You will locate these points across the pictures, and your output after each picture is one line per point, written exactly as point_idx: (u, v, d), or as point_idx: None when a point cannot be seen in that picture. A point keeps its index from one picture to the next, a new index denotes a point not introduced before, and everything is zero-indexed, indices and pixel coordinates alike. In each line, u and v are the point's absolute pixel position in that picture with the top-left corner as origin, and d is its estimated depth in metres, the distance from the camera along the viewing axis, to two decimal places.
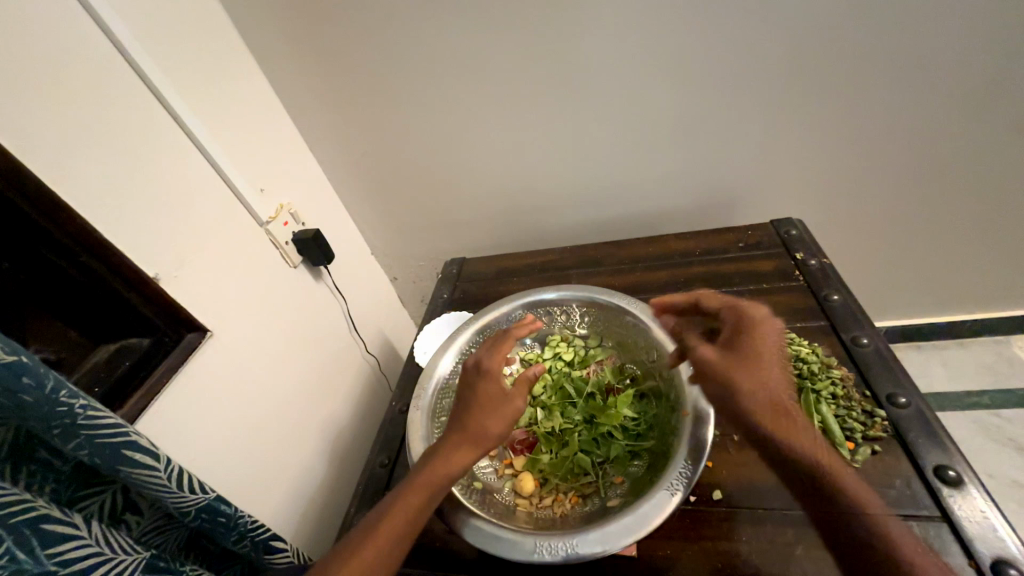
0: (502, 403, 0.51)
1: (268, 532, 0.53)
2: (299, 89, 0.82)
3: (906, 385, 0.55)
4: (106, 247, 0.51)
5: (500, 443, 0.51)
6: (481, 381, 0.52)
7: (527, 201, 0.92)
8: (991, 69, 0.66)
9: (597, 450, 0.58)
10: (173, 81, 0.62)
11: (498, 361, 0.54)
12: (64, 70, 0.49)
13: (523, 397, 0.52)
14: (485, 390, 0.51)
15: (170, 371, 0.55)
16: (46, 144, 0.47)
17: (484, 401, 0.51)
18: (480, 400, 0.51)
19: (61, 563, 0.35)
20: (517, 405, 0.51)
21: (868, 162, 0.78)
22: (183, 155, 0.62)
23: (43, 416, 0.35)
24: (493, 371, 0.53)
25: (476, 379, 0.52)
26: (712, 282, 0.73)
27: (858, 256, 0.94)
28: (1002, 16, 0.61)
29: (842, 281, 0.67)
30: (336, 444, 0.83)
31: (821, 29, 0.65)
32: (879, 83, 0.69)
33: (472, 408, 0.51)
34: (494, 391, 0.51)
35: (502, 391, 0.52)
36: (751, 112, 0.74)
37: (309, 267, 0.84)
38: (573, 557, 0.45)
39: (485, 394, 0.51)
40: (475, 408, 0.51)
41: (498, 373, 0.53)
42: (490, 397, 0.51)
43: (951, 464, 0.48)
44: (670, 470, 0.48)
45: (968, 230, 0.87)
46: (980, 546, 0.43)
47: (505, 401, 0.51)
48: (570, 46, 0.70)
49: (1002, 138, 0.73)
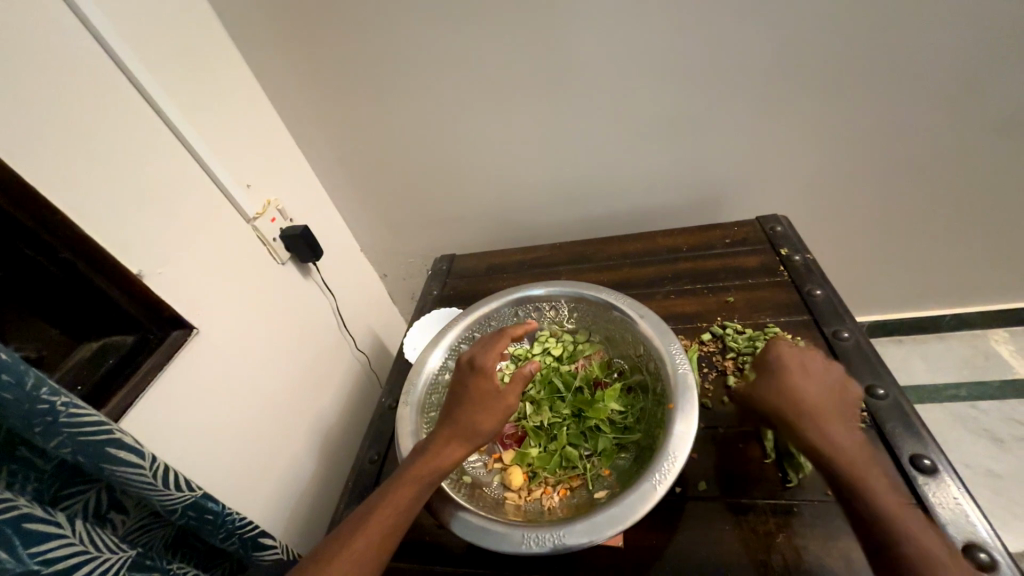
0: (497, 400, 0.51)
1: (256, 529, 0.53)
2: (287, 84, 0.81)
3: (885, 377, 0.56)
4: (88, 243, 0.50)
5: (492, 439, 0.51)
6: (475, 377, 0.52)
7: (517, 198, 0.92)
8: (969, 69, 0.67)
9: (585, 443, 0.60)
10: (157, 76, 0.61)
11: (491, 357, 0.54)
12: (43, 62, 0.48)
13: (517, 394, 0.52)
14: (479, 386, 0.51)
15: (155, 369, 0.55)
16: (25, 139, 0.46)
17: (478, 398, 0.51)
18: (471, 397, 0.51)
19: (44, 562, 0.35)
20: (512, 401, 0.52)
21: (850, 160, 0.80)
22: (168, 151, 0.61)
23: (24, 414, 0.34)
24: (488, 367, 0.52)
25: (470, 376, 0.52)
26: (698, 278, 0.75)
27: (841, 252, 0.96)
28: (979, 19, 0.63)
29: (825, 276, 0.68)
30: (326, 441, 0.83)
31: (806, 29, 0.65)
32: (862, 82, 0.70)
33: (464, 405, 0.51)
34: (487, 387, 0.51)
35: (497, 388, 0.52)
36: (738, 110, 0.75)
37: (298, 264, 0.83)
38: (559, 548, 0.46)
39: (478, 390, 0.51)
40: (466, 405, 0.51)
41: (492, 370, 0.53)
42: (484, 393, 0.51)
43: (926, 452, 0.50)
44: (656, 461, 0.49)
45: (946, 227, 0.89)
46: (953, 532, 0.45)
47: (499, 398, 0.51)
48: (558, 43, 0.70)
49: (979, 136, 0.74)
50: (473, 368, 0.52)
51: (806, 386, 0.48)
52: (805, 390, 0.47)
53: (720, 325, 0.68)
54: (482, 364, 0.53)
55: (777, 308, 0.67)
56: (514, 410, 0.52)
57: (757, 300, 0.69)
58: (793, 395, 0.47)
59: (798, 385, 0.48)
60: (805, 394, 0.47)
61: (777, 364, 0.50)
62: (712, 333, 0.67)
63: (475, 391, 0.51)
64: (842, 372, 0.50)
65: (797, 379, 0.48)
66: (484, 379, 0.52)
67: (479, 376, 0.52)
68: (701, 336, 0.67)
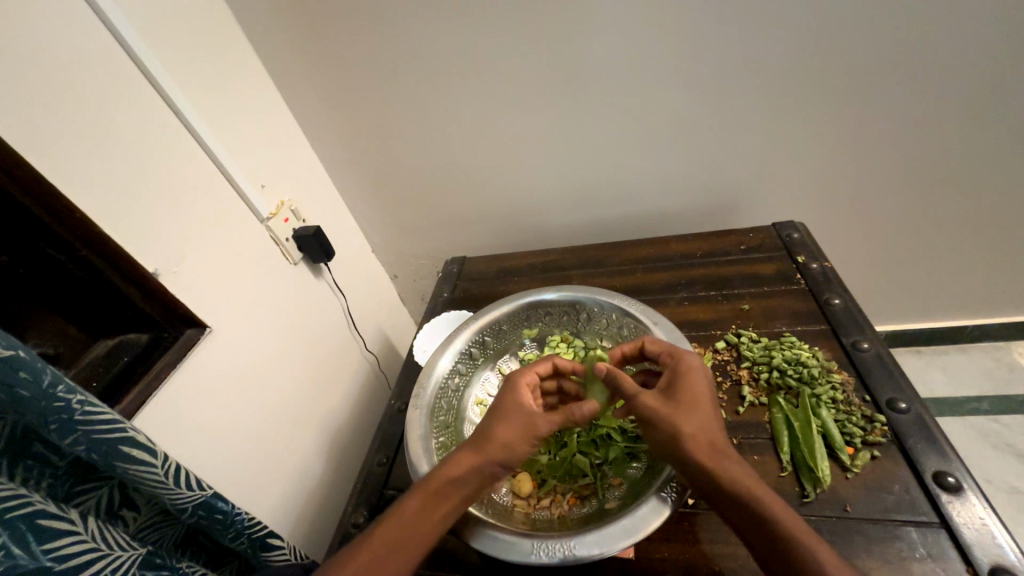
0: (519, 413, 0.50)
1: (265, 529, 0.53)
2: (303, 87, 0.82)
3: (907, 391, 0.55)
4: (106, 242, 0.51)
5: (511, 459, 0.48)
6: (504, 392, 0.52)
7: (529, 202, 0.92)
8: (996, 77, 0.65)
9: (595, 451, 0.57)
10: (175, 76, 0.62)
11: (527, 378, 0.54)
12: (65, 62, 0.49)
13: (546, 416, 0.50)
14: (507, 398, 0.51)
15: (169, 366, 0.55)
16: (47, 142, 0.47)
17: (502, 410, 0.50)
18: (498, 407, 0.51)
19: (56, 559, 0.35)
20: (537, 417, 0.49)
21: (870, 165, 0.78)
22: (185, 151, 0.62)
23: (40, 410, 0.34)
24: (518, 380, 0.53)
25: (502, 388, 0.53)
26: (712, 284, 0.74)
27: (858, 261, 0.94)
28: (1007, 25, 0.61)
29: (843, 285, 0.67)
30: (334, 442, 0.83)
31: (828, 32, 0.64)
32: (885, 88, 0.69)
33: (489, 416, 0.50)
34: (513, 398, 0.51)
35: (524, 404, 0.51)
36: (755, 114, 0.73)
37: (310, 264, 0.84)
38: (570, 559, 0.46)
39: (504, 402, 0.51)
40: (491, 416, 0.50)
41: (520, 385, 0.53)
42: (509, 403, 0.51)
43: (950, 470, 0.48)
44: (660, 480, 0.50)
45: (968, 237, 0.87)
46: (979, 553, 0.43)
47: (523, 411, 0.50)
48: (573, 46, 0.70)
49: (1005, 145, 0.73)
50: (506, 382, 0.54)
51: (705, 414, 0.46)
52: (707, 415, 0.46)
53: (734, 333, 0.67)
54: (513, 379, 0.54)
55: (793, 316, 0.66)
56: (538, 428, 0.49)
57: (771, 307, 0.68)
58: (696, 419, 0.45)
59: (700, 411, 0.46)
60: (706, 420, 0.46)
61: (680, 389, 0.48)
62: (727, 341, 0.66)
63: (501, 402, 0.51)
64: (711, 388, 0.49)
65: (699, 404, 0.46)
66: (511, 392, 0.52)
67: (509, 390, 0.53)
68: (715, 344, 0.66)
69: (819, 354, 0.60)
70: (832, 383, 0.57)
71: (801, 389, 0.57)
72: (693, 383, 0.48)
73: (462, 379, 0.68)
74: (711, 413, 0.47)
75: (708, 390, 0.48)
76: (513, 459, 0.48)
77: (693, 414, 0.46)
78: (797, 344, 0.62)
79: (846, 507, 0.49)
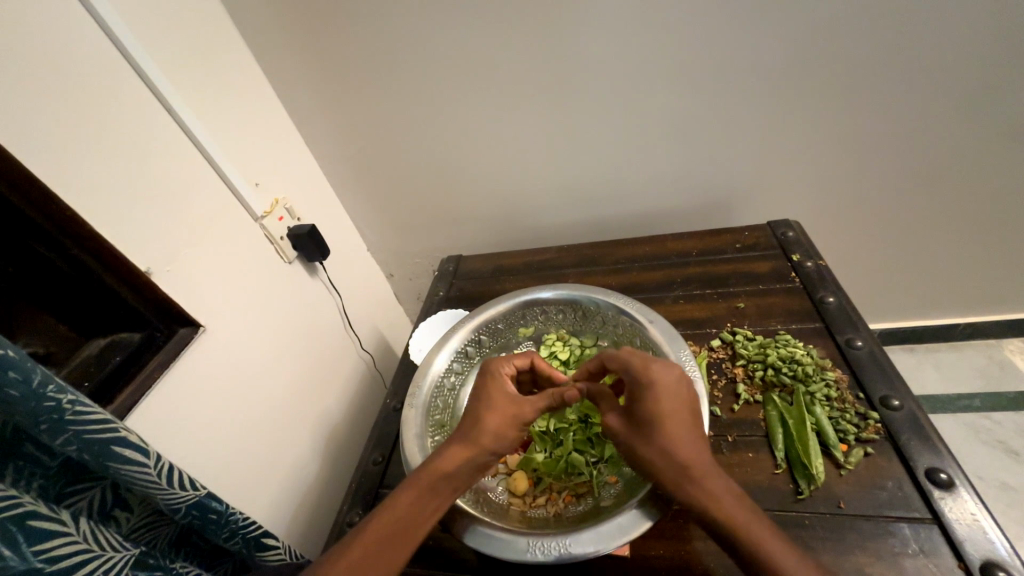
0: (506, 402, 0.50)
1: (260, 529, 0.52)
2: (297, 84, 0.81)
3: (900, 389, 0.55)
4: (98, 240, 0.50)
5: (504, 448, 0.49)
6: (487, 382, 0.53)
7: (525, 200, 0.92)
8: (991, 76, 0.66)
9: (590, 449, 0.58)
10: (168, 75, 0.61)
11: (507, 368, 0.54)
12: (57, 59, 0.49)
13: (534, 402, 0.51)
14: (492, 388, 0.52)
15: (160, 367, 0.55)
16: (40, 141, 0.47)
17: (486, 403, 0.50)
18: (485, 400, 0.51)
19: (47, 560, 0.35)
20: (523, 405, 0.51)
21: (865, 164, 0.78)
22: (180, 151, 0.62)
23: (30, 411, 0.34)
24: (496, 371, 0.53)
25: (486, 381, 0.53)
26: (707, 282, 0.74)
27: (852, 259, 0.94)
28: (1003, 24, 0.61)
29: (838, 284, 0.67)
30: (330, 440, 0.82)
31: (823, 33, 0.64)
32: (880, 87, 0.69)
33: (476, 410, 0.50)
34: (498, 391, 0.51)
35: (511, 395, 0.51)
36: (751, 112, 0.73)
37: (304, 263, 0.83)
38: (566, 556, 0.46)
39: (489, 393, 0.51)
40: (477, 409, 0.50)
41: (504, 376, 0.53)
42: (497, 397, 0.51)
43: (942, 466, 0.49)
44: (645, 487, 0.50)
45: (962, 235, 0.87)
46: (970, 548, 0.44)
47: (509, 401, 0.51)
48: (569, 43, 0.70)
49: (999, 144, 0.73)
50: (490, 375, 0.53)
51: (680, 424, 0.46)
52: (678, 427, 0.46)
53: (729, 331, 0.67)
54: (493, 370, 0.54)
55: (788, 314, 0.66)
56: (525, 414, 0.50)
57: (767, 304, 0.68)
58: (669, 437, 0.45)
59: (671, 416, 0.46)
60: (681, 436, 0.45)
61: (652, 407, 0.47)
62: (722, 339, 0.66)
63: (487, 393, 0.51)
64: (687, 387, 0.48)
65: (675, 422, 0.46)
66: (493, 382, 0.52)
67: (491, 379, 0.53)
68: (711, 342, 0.66)
69: (814, 351, 0.61)
70: (827, 380, 0.58)
71: (796, 386, 0.58)
72: (663, 398, 0.47)
73: (458, 378, 0.68)
74: (688, 423, 0.46)
75: (682, 390, 0.48)
76: (502, 448, 0.49)
77: (657, 432, 0.46)
78: (791, 342, 0.62)
79: (841, 503, 0.49)
